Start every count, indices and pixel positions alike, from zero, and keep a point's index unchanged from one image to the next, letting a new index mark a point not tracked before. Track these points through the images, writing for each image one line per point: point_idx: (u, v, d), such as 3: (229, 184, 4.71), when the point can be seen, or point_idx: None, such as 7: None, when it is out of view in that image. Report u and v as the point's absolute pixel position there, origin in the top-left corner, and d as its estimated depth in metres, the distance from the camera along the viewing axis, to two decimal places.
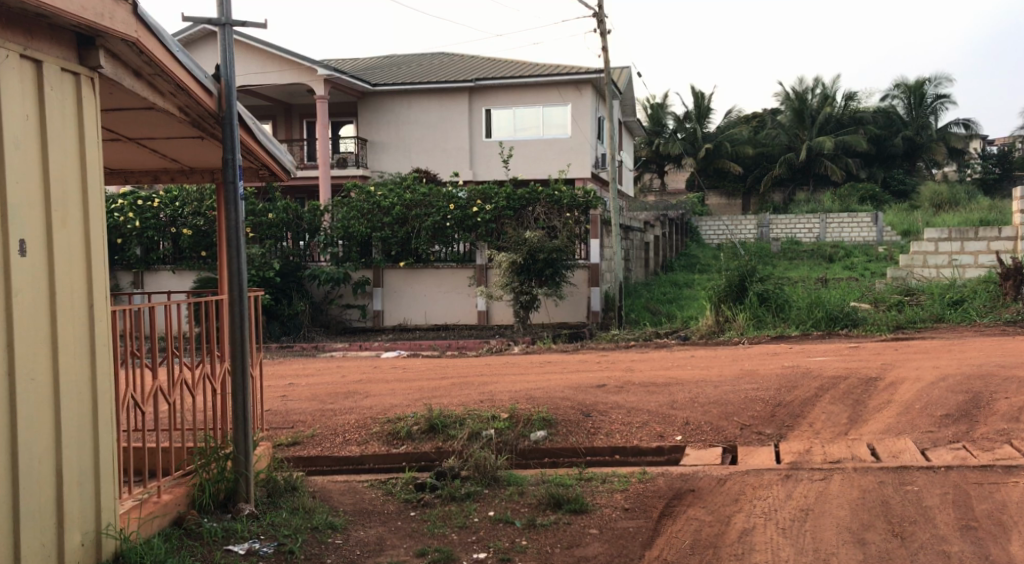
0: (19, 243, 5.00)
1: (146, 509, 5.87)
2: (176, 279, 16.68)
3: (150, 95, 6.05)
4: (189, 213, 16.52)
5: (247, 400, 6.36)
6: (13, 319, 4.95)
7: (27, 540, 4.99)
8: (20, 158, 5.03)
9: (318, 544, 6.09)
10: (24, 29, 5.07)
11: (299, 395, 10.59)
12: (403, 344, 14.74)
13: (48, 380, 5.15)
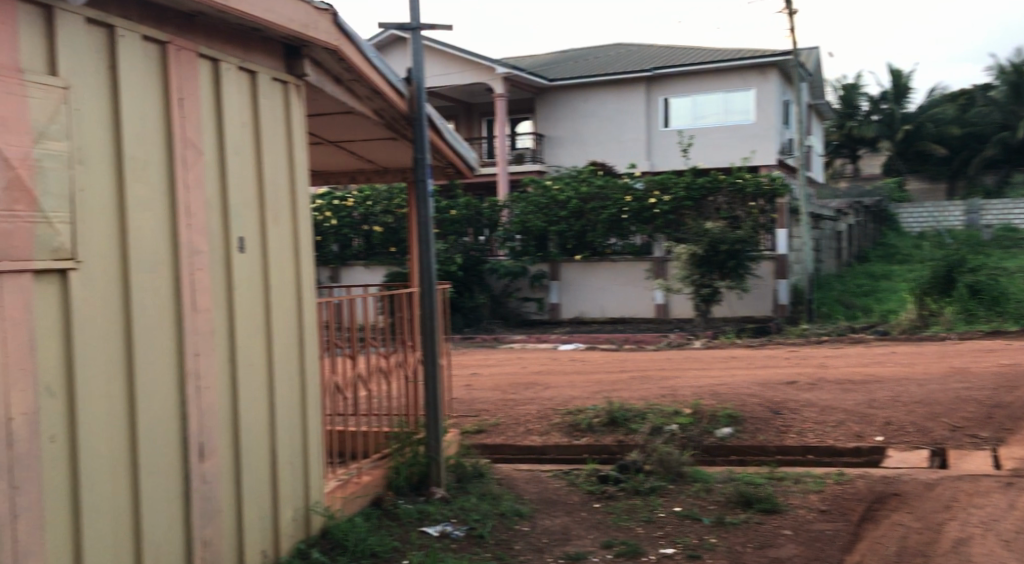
0: (239, 239, 5.24)
1: (349, 489, 6.14)
2: (368, 274, 17.22)
3: (349, 99, 6.31)
4: (381, 211, 17.00)
5: (439, 388, 6.61)
6: (234, 309, 5.18)
7: (250, 514, 5.24)
8: (240, 163, 5.27)
9: (506, 530, 6.20)
10: (240, 41, 5.34)
11: (482, 385, 10.75)
12: (580, 336, 14.78)
13: (264, 365, 5.39)
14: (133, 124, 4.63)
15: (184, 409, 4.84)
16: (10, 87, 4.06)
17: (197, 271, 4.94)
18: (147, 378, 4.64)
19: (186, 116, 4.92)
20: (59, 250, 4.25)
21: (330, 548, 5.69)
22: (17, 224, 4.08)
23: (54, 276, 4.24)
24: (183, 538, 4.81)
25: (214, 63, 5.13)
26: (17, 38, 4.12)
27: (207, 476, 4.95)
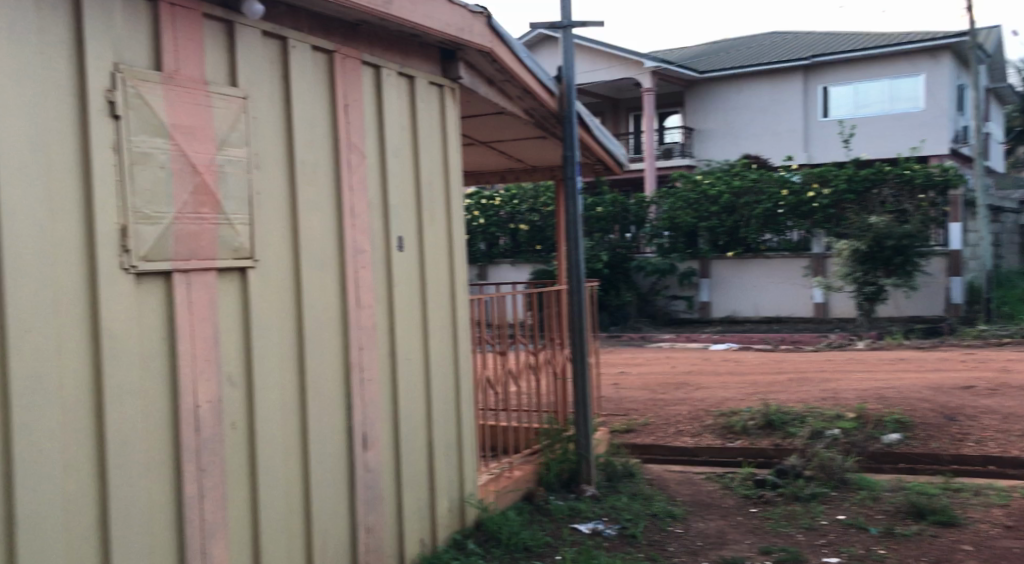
0: (398, 238, 5.39)
1: (502, 483, 6.27)
2: (514, 272, 17.56)
3: (502, 101, 6.39)
4: (526, 209, 17.15)
5: (588, 385, 6.73)
6: (394, 307, 5.33)
7: (408, 504, 5.35)
8: (400, 164, 5.43)
9: (659, 531, 6.11)
10: (399, 48, 5.47)
11: (630, 384, 10.61)
12: (733, 336, 14.44)
13: (421, 358, 5.55)
14: (303, 128, 4.79)
15: (349, 402, 4.98)
16: (196, 97, 4.23)
17: (361, 269, 5.11)
18: (318, 371, 4.81)
19: (350, 120, 5.08)
20: (239, 250, 4.40)
21: (484, 540, 5.80)
22: (203, 225, 4.23)
23: (235, 274, 4.40)
24: (349, 524, 4.97)
25: (375, 69, 5.27)
26: (202, 51, 4.30)
27: (371, 465, 5.11)
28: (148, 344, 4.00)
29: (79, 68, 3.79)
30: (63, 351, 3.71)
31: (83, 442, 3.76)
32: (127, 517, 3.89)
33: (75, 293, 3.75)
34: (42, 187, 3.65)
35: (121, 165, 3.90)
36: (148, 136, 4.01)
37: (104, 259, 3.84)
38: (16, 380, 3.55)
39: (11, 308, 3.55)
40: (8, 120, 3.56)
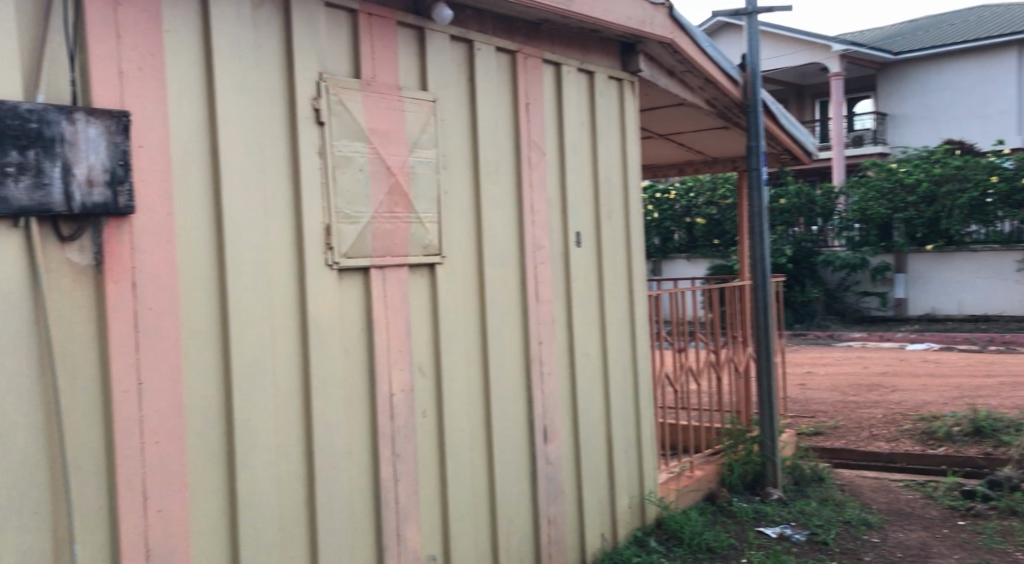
0: (576, 234, 5.61)
1: (682, 482, 6.29)
2: (690, 266, 17.96)
3: (682, 91, 6.56)
4: (703, 202, 17.80)
5: (773, 387, 6.58)
6: (572, 303, 5.54)
7: (588, 496, 5.55)
8: (577, 163, 5.64)
9: (853, 539, 5.83)
10: (580, 44, 5.70)
11: (818, 384, 10.16)
12: (932, 336, 13.61)
13: (598, 353, 5.73)
14: (487, 128, 5.04)
15: (530, 392, 5.22)
16: (391, 103, 4.52)
17: (539, 265, 5.33)
18: (501, 362, 5.06)
19: (531, 119, 5.32)
20: (429, 247, 4.68)
21: (666, 538, 5.89)
22: (398, 224, 4.52)
23: (425, 270, 4.68)
24: (530, 511, 5.19)
25: (556, 67, 5.52)
26: (397, 57, 4.58)
27: (551, 457, 5.32)
28: (349, 335, 4.33)
29: (290, 80, 4.14)
30: (277, 339, 4.06)
31: (294, 424, 4.11)
32: (331, 495, 4.21)
33: (286, 287, 4.11)
34: (258, 190, 4.01)
35: (325, 168, 4.24)
36: (349, 141, 4.33)
37: (311, 256, 4.18)
38: (238, 364, 3.91)
39: (235, 299, 3.91)
40: (230, 128, 3.92)
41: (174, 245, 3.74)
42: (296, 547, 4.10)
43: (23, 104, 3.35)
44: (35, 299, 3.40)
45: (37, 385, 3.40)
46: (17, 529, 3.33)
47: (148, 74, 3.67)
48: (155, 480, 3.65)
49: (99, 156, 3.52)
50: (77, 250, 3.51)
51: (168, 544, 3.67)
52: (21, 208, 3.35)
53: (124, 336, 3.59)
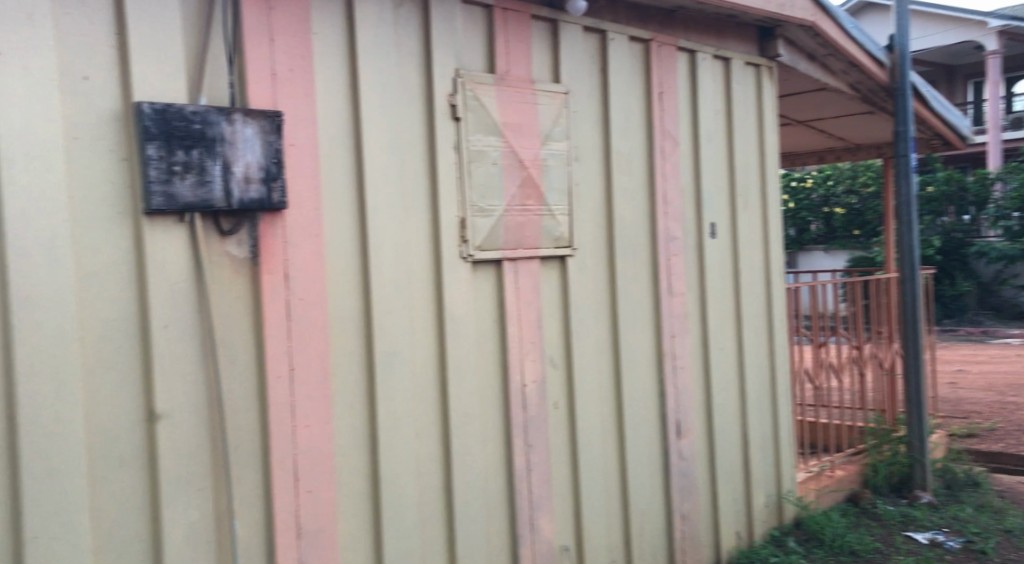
0: (710, 225, 5.81)
1: (823, 482, 6.49)
2: (829, 259, 17.32)
3: (822, 74, 6.68)
4: (842, 191, 17.31)
5: (920, 380, 6.55)
6: (706, 299, 5.75)
7: (722, 491, 5.75)
8: (712, 151, 5.87)
9: (1012, 549, 5.88)
10: (715, 31, 5.91)
11: (970, 383, 9.65)
12: None
13: (733, 348, 5.95)
14: (618, 120, 5.30)
15: (662, 386, 5.47)
16: (524, 96, 4.83)
17: (673, 257, 5.56)
18: (632, 351, 5.33)
19: (665, 108, 5.56)
20: (560, 239, 4.98)
21: (805, 538, 6.05)
22: (529, 216, 4.83)
23: (555, 263, 4.99)
24: (665, 508, 5.46)
25: (691, 55, 5.75)
26: (530, 51, 4.89)
27: (685, 452, 5.56)
28: (484, 323, 4.68)
29: (427, 82, 4.49)
30: (416, 326, 4.42)
31: (430, 406, 4.46)
32: (466, 477, 4.55)
33: (424, 280, 4.46)
34: (397, 189, 4.36)
35: (460, 162, 4.57)
36: (482, 135, 4.65)
37: (449, 248, 4.53)
38: (379, 350, 4.27)
39: (377, 289, 4.28)
40: (371, 128, 4.28)
41: (322, 239, 4.12)
42: (433, 524, 4.44)
43: (187, 107, 3.73)
44: (198, 290, 3.79)
45: (201, 370, 3.79)
46: (184, 500, 3.73)
47: (298, 78, 4.06)
48: (304, 458, 4.03)
49: (255, 154, 3.88)
50: (235, 243, 3.90)
51: (317, 516, 4.05)
52: (186, 203, 3.71)
53: (277, 322, 3.98)
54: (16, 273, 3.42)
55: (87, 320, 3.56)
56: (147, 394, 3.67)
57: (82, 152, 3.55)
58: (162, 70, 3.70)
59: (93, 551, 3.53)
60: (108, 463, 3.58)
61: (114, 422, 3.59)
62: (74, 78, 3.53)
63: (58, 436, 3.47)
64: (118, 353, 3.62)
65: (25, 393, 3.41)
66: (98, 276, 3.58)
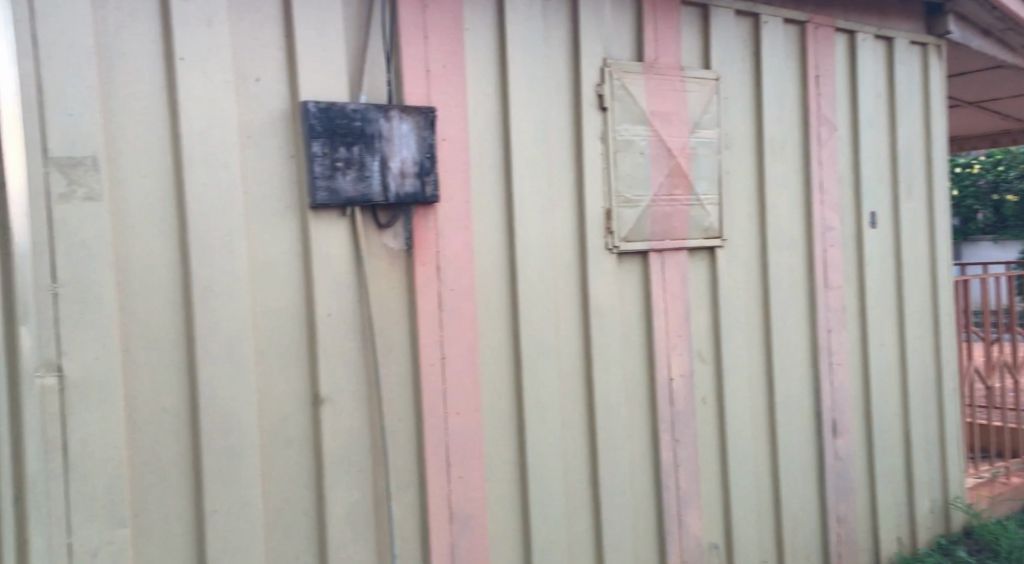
0: (870, 215, 5.41)
1: (996, 490, 6.02)
2: (999, 251, 16.58)
3: (1000, 51, 6.15)
4: (1015, 176, 16.01)
5: None
6: (866, 292, 5.38)
7: (884, 499, 5.41)
8: (873, 136, 5.45)
9: None
10: (878, 10, 5.50)
11: None
12: None
13: (895, 344, 5.52)
14: (772, 106, 5.03)
15: (818, 383, 5.17)
16: (673, 84, 4.66)
17: (830, 248, 5.24)
18: (784, 346, 5.04)
19: (821, 92, 5.21)
20: (709, 230, 4.77)
21: (977, 549, 5.62)
22: (677, 206, 4.65)
23: (703, 256, 4.78)
24: (818, 510, 5.16)
25: (850, 36, 5.36)
26: (680, 38, 4.72)
27: (841, 453, 5.23)
28: (628, 312, 4.55)
29: (575, 72, 4.40)
30: (562, 317, 4.34)
31: (576, 397, 4.37)
32: (613, 472, 4.45)
33: (570, 271, 4.38)
34: (545, 179, 4.30)
35: (607, 153, 4.46)
36: (630, 125, 4.53)
37: (594, 240, 4.43)
38: (528, 342, 4.23)
39: (524, 281, 4.22)
40: (520, 121, 4.23)
41: (471, 230, 4.10)
42: (580, 517, 4.38)
43: (348, 104, 3.79)
44: (358, 283, 3.84)
45: (360, 362, 3.84)
46: (345, 487, 3.80)
47: (451, 72, 4.06)
48: (457, 449, 4.03)
49: (410, 150, 3.91)
50: (391, 237, 3.92)
51: (469, 500, 4.05)
52: (348, 198, 3.78)
53: (430, 315, 3.98)
54: (196, 266, 3.53)
55: (258, 310, 3.65)
56: (312, 378, 3.75)
57: (253, 152, 3.65)
58: (323, 68, 3.77)
59: (263, 534, 3.64)
60: (277, 449, 3.68)
61: (283, 410, 3.69)
62: (248, 79, 3.64)
63: (231, 425, 3.58)
64: (285, 343, 3.71)
65: (204, 382, 3.54)
66: (268, 269, 3.68)
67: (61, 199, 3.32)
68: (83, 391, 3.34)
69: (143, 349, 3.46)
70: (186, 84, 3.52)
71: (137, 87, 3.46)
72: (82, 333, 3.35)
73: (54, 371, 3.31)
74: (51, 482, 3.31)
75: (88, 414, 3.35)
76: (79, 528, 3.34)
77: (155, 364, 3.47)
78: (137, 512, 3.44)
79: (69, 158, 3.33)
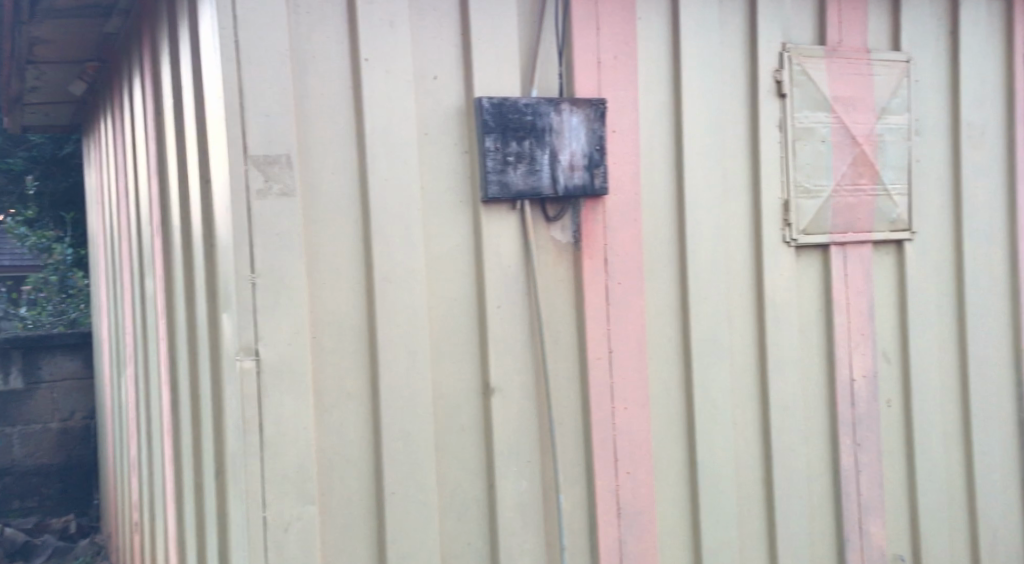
0: None
1: None
2: None
3: None
4: None
5: None
6: None
7: None
8: None
9: None
10: None
11: None
12: None
13: None
14: (973, 88, 4.30)
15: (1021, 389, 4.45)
16: (859, 67, 4.06)
17: None
18: (984, 355, 4.35)
19: None
20: (897, 222, 4.14)
21: None
22: (862, 197, 4.07)
23: (891, 248, 4.15)
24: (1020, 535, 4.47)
25: None
26: (867, 17, 4.11)
27: None
28: (808, 314, 4.04)
29: (751, 58, 3.91)
30: (735, 313, 3.90)
31: (749, 405, 3.93)
32: (787, 486, 3.98)
33: (745, 265, 3.92)
34: (717, 170, 3.85)
35: (784, 143, 3.95)
36: (810, 111, 3.99)
37: (769, 233, 3.94)
38: (698, 341, 3.82)
39: (694, 271, 3.81)
40: (693, 108, 3.81)
41: (640, 224, 3.72)
42: (753, 535, 3.93)
43: (520, 98, 3.50)
44: (527, 277, 3.54)
45: (529, 353, 3.55)
46: (515, 473, 3.52)
47: (623, 64, 3.68)
48: (624, 442, 3.68)
49: (581, 143, 3.57)
50: (559, 230, 3.60)
51: (637, 498, 3.70)
52: (518, 192, 3.47)
53: (597, 310, 3.63)
54: (379, 253, 3.33)
55: (435, 296, 3.43)
56: (483, 366, 3.49)
57: (431, 148, 3.41)
58: (496, 61, 3.49)
59: (439, 520, 3.41)
60: (453, 443, 3.44)
61: (457, 400, 3.45)
62: (426, 79, 3.41)
63: (410, 422, 3.36)
64: (458, 321, 3.46)
65: (385, 376, 3.33)
66: (443, 254, 3.43)
67: (260, 195, 3.17)
68: (279, 374, 3.19)
69: (331, 335, 3.28)
70: (370, 87, 3.32)
71: (326, 83, 3.28)
72: (276, 321, 3.19)
73: (251, 356, 3.16)
74: (248, 460, 3.17)
75: (282, 396, 3.20)
76: (272, 503, 3.19)
77: (341, 349, 3.29)
78: (324, 492, 3.27)
79: (265, 156, 3.18)
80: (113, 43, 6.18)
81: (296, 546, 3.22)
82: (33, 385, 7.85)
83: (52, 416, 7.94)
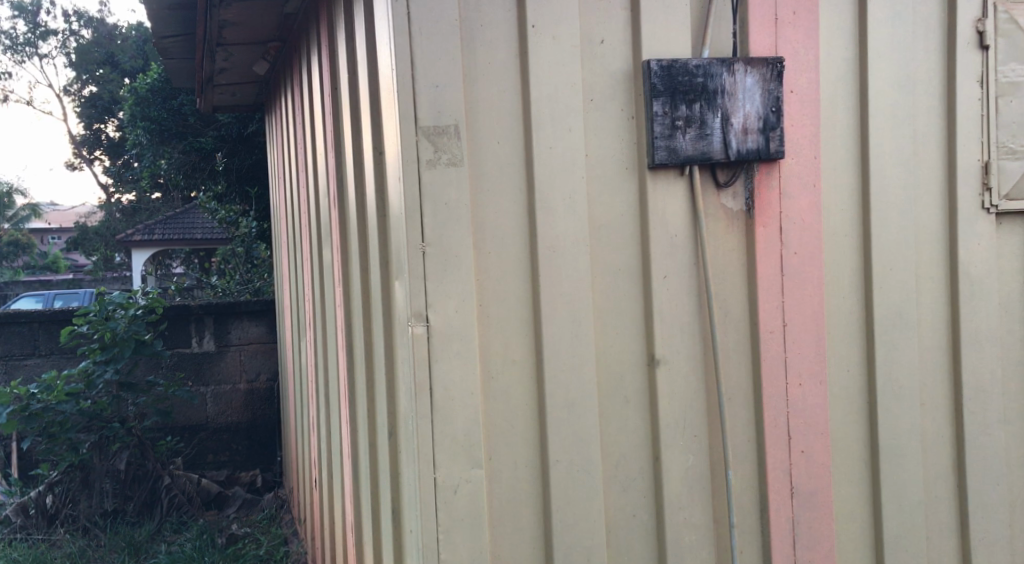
0: None
1: None
2: None
3: None
4: None
5: None
6: None
7: None
8: None
9: None
10: None
11: None
12: None
13: None
14: None
15: None
16: None
17: None
18: None
19: None
20: None
21: None
22: None
23: None
24: None
25: None
26: None
27: None
28: (1008, 289, 3.31)
29: (949, 6, 3.20)
30: (925, 284, 3.21)
31: (940, 396, 3.23)
32: (981, 488, 3.27)
33: (936, 234, 3.22)
34: (907, 128, 3.17)
35: (986, 101, 3.23)
36: (1017, 64, 3.26)
37: (965, 200, 3.22)
38: (881, 319, 3.15)
39: (887, 229, 3.15)
40: (881, 62, 3.13)
41: (820, 190, 3.10)
42: (945, 538, 3.26)
43: (690, 59, 2.96)
44: (696, 242, 3.00)
45: (698, 321, 3.01)
46: (681, 447, 3.00)
47: (804, 18, 3.07)
48: (800, 422, 3.08)
49: (756, 104, 3.00)
50: (731, 196, 3.03)
51: (812, 478, 3.10)
52: (687, 158, 2.95)
53: (771, 280, 3.05)
54: (542, 206, 2.86)
55: (597, 253, 2.93)
56: (647, 337, 2.97)
57: (595, 112, 2.91)
58: (665, 18, 2.94)
59: (603, 495, 2.93)
60: (619, 421, 2.95)
61: (619, 374, 2.95)
62: (591, 42, 2.90)
63: (574, 393, 2.89)
64: (619, 281, 2.95)
65: (550, 348, 2.87)
66: (606, 215, 2.93)
67: (428, 165, 2.74)
68: (450, 342, 2.77)
69: (497, 303, 2.83)
70: (538, 54, 2.84)
71: (495, 47, 2.82)
72: (446, 289, 2.76)
73: (422, 322, 2.75)
74: (418, 424, 2.75)
75: (454, 361, 2.77)
76: (442, 463, 2.75)
77: (507, 316, 2.84)
78: (492, 455, 2.83)
79: (435, 127, 2.74)
80: (294, 22, 5.60)
81: (464, 509, 2.78)
82: (225, 347, 7.20)
83: (240, 377, 7.24)
